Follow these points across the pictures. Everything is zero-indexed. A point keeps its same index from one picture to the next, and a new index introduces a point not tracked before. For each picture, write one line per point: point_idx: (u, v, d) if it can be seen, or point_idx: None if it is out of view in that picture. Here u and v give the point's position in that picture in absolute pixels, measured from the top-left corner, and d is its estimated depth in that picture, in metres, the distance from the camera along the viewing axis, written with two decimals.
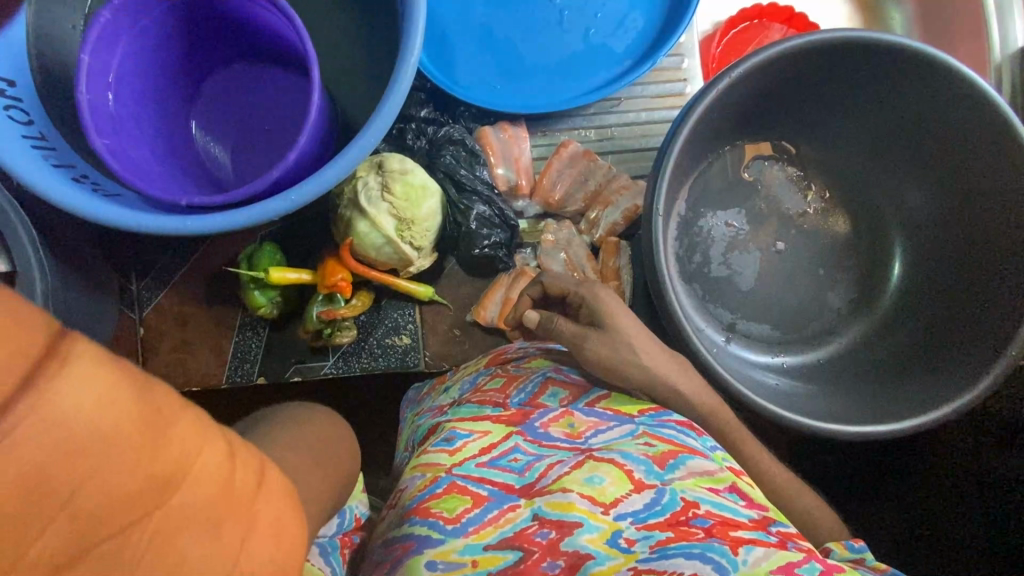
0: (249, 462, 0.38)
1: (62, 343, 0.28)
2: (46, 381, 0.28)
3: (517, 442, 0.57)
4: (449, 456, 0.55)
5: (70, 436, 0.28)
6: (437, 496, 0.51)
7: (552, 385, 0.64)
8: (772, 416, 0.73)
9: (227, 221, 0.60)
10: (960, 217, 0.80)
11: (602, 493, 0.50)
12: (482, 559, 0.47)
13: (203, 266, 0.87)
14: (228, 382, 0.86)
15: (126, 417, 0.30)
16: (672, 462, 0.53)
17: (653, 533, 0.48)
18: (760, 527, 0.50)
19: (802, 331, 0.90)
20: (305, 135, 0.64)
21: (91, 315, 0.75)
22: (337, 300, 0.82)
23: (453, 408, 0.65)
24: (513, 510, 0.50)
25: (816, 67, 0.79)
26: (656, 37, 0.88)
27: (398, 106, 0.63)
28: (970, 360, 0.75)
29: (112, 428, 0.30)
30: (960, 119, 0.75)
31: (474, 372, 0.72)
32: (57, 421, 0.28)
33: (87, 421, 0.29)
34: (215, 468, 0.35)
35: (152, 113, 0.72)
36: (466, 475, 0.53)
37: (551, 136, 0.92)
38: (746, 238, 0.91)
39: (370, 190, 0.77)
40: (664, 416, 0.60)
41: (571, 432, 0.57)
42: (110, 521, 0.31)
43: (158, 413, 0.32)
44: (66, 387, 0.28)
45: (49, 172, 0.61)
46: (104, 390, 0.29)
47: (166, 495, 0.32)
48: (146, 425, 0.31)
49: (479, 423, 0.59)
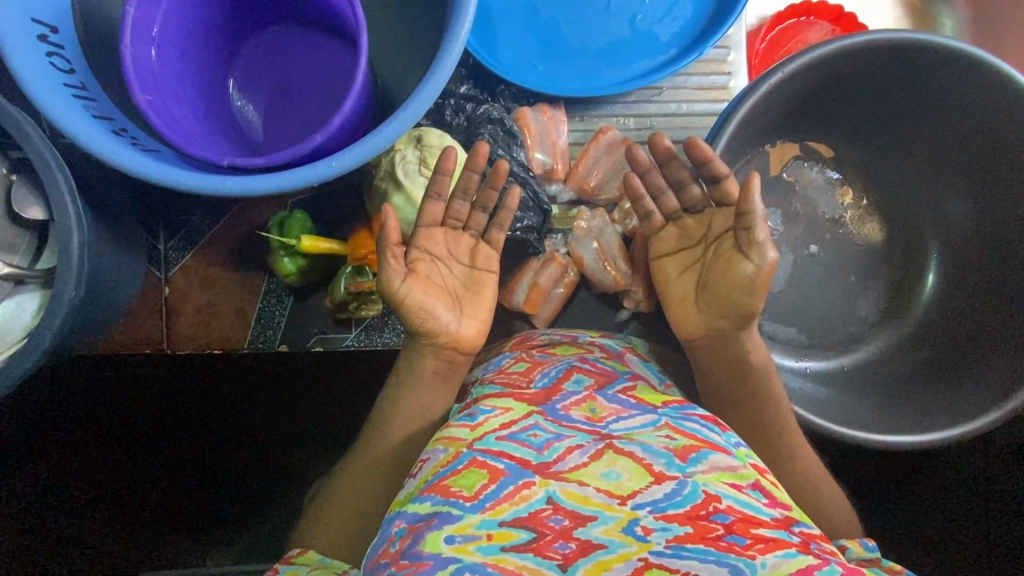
0: (478, 325, 0.68)
1: (482, 279, 0.70)
2: (480, 278, 0.70)
3: (537, 420, 0.55)
4: (470, 431, 0.54)
5: (472, 288, 0.69)
6: (456, 473, 0.50)
7: (576, 372, 0.63)
8: (847, 438, 0.75)
9: (264, 185, 0.60)
10: (1001, 230, 0.79)
11: (619, 486, 0.49)
12: (497, 535, 0.47)
13: (230, 230, 0.86)
14: (250, 347, 0.87)
15: (487, 304, 0.69)
16: (694, 455, 0.51)
17: (671, 527, 0.47)
18: (782, 526, 0.48)
19: (828, 338, 0.89)
20: (349, 99, 0.62)
21: (119, 269, 0.75)
22: (365, 272, 0.81)
23: (476, 388, 0.65)
24: (529, 487, 0.49)
25: (872, 73, 0.77)
26: (704, 28, 0.87)
27: (442, 82, 0.62)
28: (1001, 374, 0.76)
29: (474, 293, 0.69)
30: (1011, 129, 0.74)
31: (499, 355, 0.71)
32: (472, 285, 0.69)
33: (476, 286, 0.69)
34: (482, 321, 0.68)
35: (193, 71, 0.71)
36: (486, 449, 0.52)
37: (588, 122, 0.90)
38: (781, 239, 0.89)
39: (407, 163, 0.74)
40: (688, 409, 0.58)
41: (592, 416, 0.56)
42: (434, 308, 0.65)
43: (485, 305, 0.69)
44: (485, 286, 0.70)
45: (90, 122, 0.61)
46: (485, 285, 0.70)
47: (468, 309, 0.68)
48: (484, 307, 0.69)
49: (501, 400, 0.58)
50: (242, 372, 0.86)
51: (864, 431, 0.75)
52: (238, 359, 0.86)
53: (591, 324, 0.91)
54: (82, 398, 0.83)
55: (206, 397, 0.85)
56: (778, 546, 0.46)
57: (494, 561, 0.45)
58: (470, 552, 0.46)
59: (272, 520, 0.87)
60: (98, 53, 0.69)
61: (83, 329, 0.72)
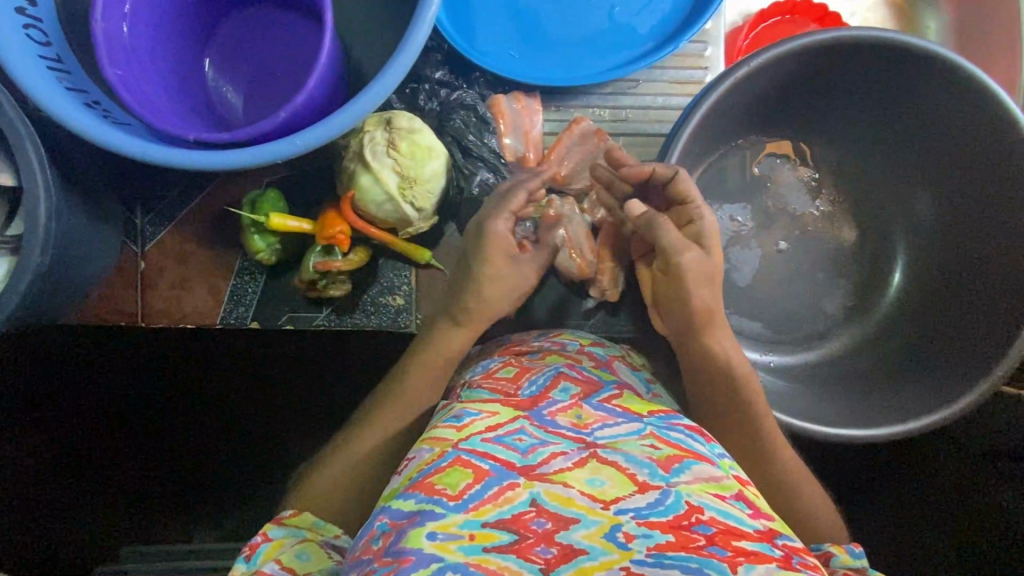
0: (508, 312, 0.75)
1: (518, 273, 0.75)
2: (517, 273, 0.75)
3: (523, 424, 0.57)
4: (457, 432, 0.55)
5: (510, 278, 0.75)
6: (441, 470, 0.51)
7: (564, 380, 0.64)
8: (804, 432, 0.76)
9: (229, 159, 0.62)
10: (967, 231, 0.80)
11: (602, 492, 0.50)
12: (479, 535, 0.47)
13: (206, 207, 0.87)
14: (222, 323, 0.88)
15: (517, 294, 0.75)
16: (677, 466, 0.52)
17: (653, 534, 0.47)
18: (766, 540, 0.48)
19: (793, 333, 0.89)
20: (313, 78, 0.64)
21: (92, 241, 0.76)
22: (334, 252, 0.81)
23: (464, 391, 0.65)
24: (513, 489, 0.50)
25: (843, 69, 0.78)
26: (682, 22, 0.88)
27: (406, 65, 0.64)
28: (956, 373, 0.77)
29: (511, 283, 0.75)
30: (976, 131, 0.74)
31: (487, 359, 0.72)
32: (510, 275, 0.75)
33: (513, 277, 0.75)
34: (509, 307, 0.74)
35: (168, 48, 0.72)
36: (471, 449, 0.53)
37: (563, 112, 0.90)
38: (749, 235, 0.90)
39: (375, 145, 0.75)
40: (674, 419, 0.60)
41: (578, 422, 0.58)
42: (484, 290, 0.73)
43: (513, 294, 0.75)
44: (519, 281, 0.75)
45: (63, 95, 0.62)
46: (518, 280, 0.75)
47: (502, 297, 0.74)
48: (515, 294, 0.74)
49: (488, 404, 0.59)
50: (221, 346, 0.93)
51: (816, 425, 0.76)
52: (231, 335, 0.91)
53: (560, 312, 0.92)
54: (95, 368, 0.92)
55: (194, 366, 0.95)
56: (761, 559, 0.46)
57: (477, 561, 0.45)
58: (452, 550, 0.46)
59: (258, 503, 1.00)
60: (73, 26, 0.71)
61: (53, 298, 0.74)
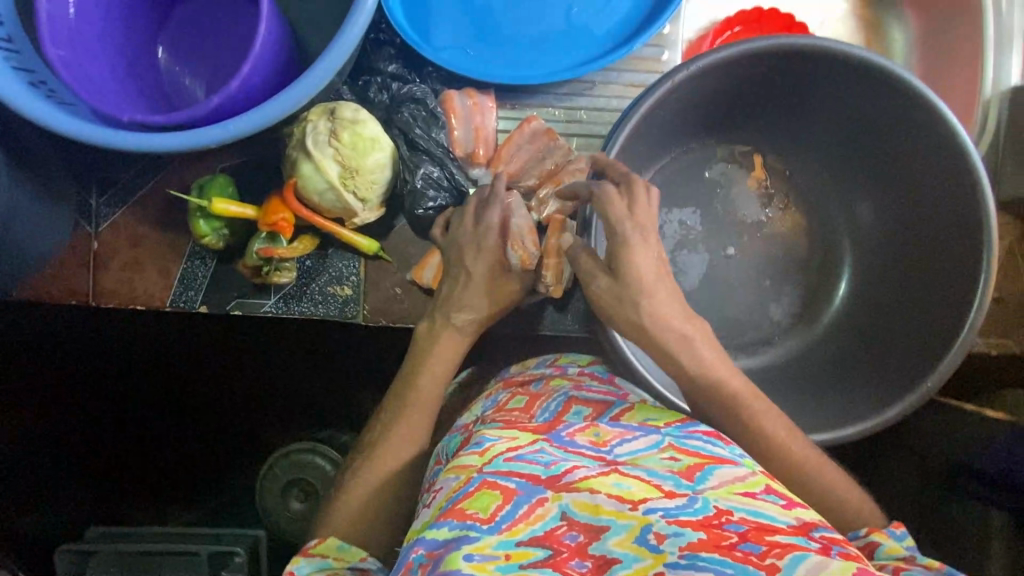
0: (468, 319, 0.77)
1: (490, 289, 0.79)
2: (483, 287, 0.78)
3: (543, 445, 0.54)
4: (479, 457, 0.53)
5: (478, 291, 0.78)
6: (469, 495, 0.49)
7: (575, 404, 0.65)
8: None
9: (162, 142, 0.63)
10: (912, 241, 0.81)
11: (630, 493, 0.49)
12: (515, 553, 0.45)
13: (161, 191, 0.88)
14: (172, 306, 0.88)
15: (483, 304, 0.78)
16: (700, 473, 0.52)
17: (684, 531, 0.46)
18: (801, 533, 0.47)
19: (738, 339, 0.89)
20: (247, 65, 0.65)
21: (36, 217, 0.78)
22: (278, 239, 0.83)
23: (478, 424, 0.64)
24: (543, 505, 0.48)
25: (788, 76, 0.78)
26: (638, 25, 0.88)
27: (335, 65, 0.67)
28: (895, 383, 0.77)
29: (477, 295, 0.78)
30: (918, 144, 0.76)
31: (491, 394, 0.72)
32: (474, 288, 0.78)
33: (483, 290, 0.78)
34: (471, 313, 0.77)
35: (117, 31, 0.73)
36: (496, 470, 0.50)
37: (518, 110, 0.91)
38: (698, 238, 0.89)
39: (318, 133, 0.76)
40: (690, 427, 0.60)
41: (596, 440, 0.57)
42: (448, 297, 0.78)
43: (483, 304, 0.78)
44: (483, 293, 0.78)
45: (9, 73, 0.64)
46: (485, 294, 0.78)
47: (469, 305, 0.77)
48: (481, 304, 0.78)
49: (506, 430, 0.57)
50: (196, 337, 0.99)
51: None
52: (204, 331, 0.98)
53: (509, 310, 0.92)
54: (67, 361, 0.97)
55: (171, 355, 1.03)
56: (796, 548, 0.45)
57: None
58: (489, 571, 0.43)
59: (216, 494, 1.11)
60: None
61: None
